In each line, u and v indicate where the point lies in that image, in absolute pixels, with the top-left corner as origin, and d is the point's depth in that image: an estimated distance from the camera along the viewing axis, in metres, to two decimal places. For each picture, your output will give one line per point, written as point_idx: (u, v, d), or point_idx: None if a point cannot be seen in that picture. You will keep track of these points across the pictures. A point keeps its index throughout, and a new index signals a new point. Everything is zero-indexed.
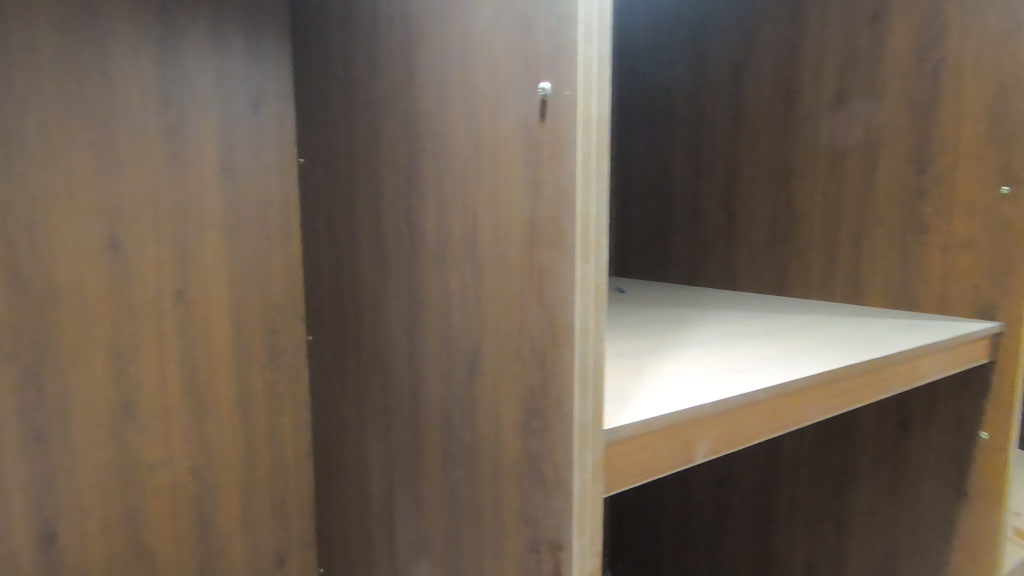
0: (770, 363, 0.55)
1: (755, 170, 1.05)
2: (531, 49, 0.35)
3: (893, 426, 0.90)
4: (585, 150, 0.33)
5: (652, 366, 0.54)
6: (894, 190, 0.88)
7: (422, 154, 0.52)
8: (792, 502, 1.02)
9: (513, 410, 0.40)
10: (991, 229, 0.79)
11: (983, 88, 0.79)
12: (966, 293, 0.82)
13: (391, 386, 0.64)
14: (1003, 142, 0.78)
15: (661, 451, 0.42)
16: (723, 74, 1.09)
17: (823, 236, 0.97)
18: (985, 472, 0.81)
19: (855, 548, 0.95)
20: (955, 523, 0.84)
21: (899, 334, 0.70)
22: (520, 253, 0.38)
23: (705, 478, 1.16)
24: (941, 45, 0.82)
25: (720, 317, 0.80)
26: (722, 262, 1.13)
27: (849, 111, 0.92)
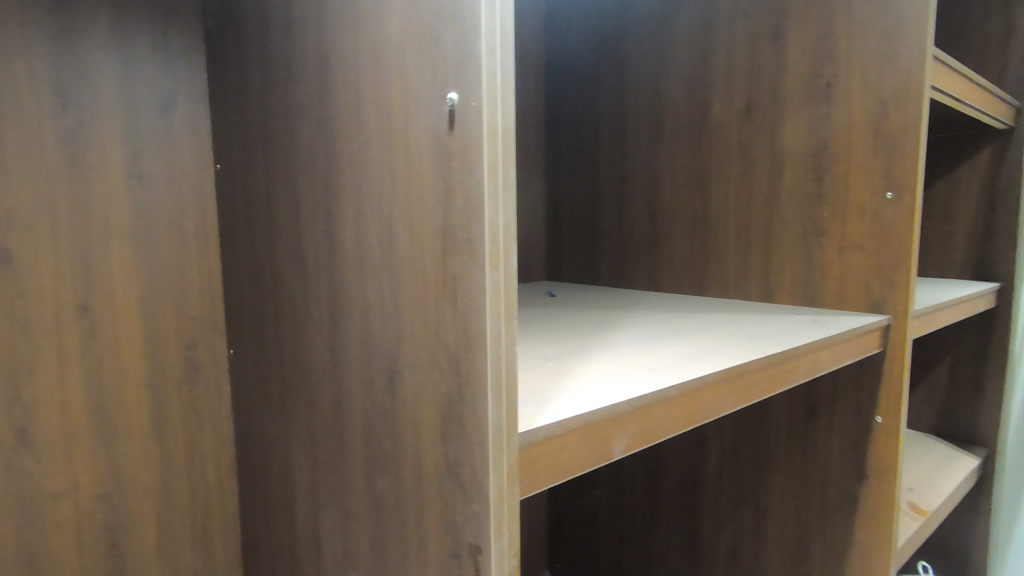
0: (684, 361, 0.59)
1: (675, 176, 1.11)
2: (439, 60, 0.36)
3: (802, 414, 0.97)
4: (492, 160, 0.33)
5: (574, 368, 0.56)
6: (797, 195, 0.95)
7: (339, 161, 0.51)
8: (716, 492, 1.08)
9: (432, 418, 0.40)
10: (878, 231, 0.87)
11: (867, 103, 0.87)
12: (859, 289, 0.89)
13: (314, 398, 0.62)
14: (886, 152, 0.86)
15: (579, 450, 0.43)
16: (643, 85, 1.14)
17: (736, 239, 1.03)
18: (880, 453, 0.89)
19: (772, 531, 1.01)
20: (856, 501, 0.92)
21: (801, 329, 0.75)
22: (434, 261, 0.38)
23: (636, 473, 1.20)
24: (832, 63, 0.90)
25: (643, 318, 0.83)
26: (648, 265, 1.18)
27: (756, 122, 0.98)
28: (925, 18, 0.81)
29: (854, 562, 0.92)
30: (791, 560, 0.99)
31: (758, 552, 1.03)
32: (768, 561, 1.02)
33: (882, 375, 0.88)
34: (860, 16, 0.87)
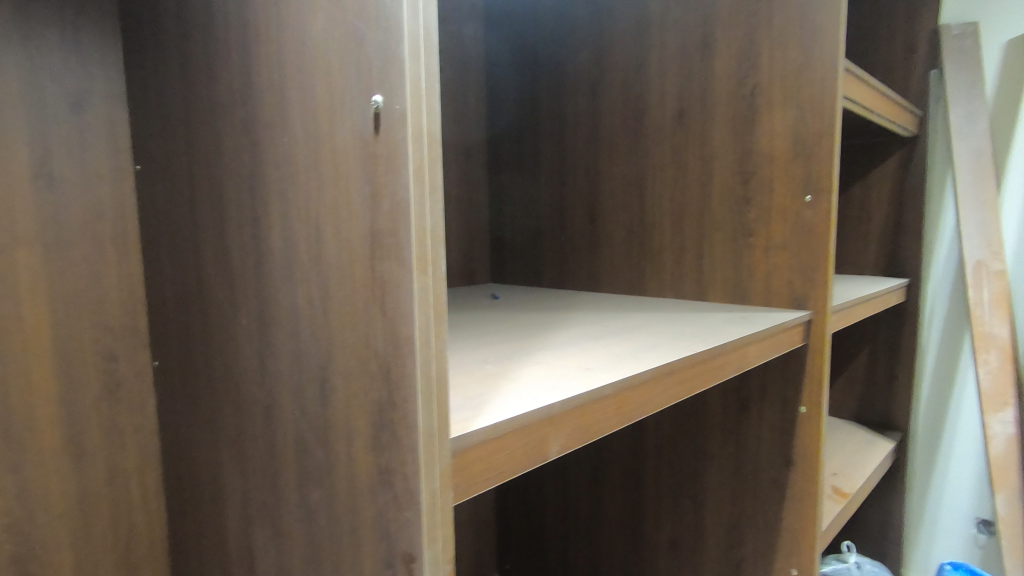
0: (619, 360, 0.60)
1: (613, 179, 1.13)
2: (363, 61, 0.35)
3: (734, 407, 1.02)
4: (418, 163, 0.33)
5: (512, 369, 0.57)
6: (726, 198, 0.99)
7: (264, 162, 0.49)
8: (656, 486, 1.11)
9: (364, 426, 0.40)
10: (799, 232, 0.92)
11: (787, 111, 0.92)
12: (783, 287, 0.94)
13: (244, 409, 0.59)
14: (805, 157, 0.91)
15: (515, 452, 0.43)
16: (581, 90, 1.16)
17: (672, 240, 1.06)
18: (805, 442, 0.94)
19: (709, 521, 1.05)
20: (784, 488, 0.97)
21: (731, 326, 0.79)
22: (362, 266, 0.38)
23: (581, 471, 1.22)
24: (755, 73, 0.95)
25: (583, 319, 0.85)
26: (588, 266, 1.20)
27: (688, 127, 1.02)
28: (836, 32, 0.87)
29: (784, 546, 0.97)
30: (726, 547, 1.04)
31: (696, 542, 1.07)
32: (706, 550, 1.06)
33: (805, 367, 0.94)
34: (779, 29, 0.92)
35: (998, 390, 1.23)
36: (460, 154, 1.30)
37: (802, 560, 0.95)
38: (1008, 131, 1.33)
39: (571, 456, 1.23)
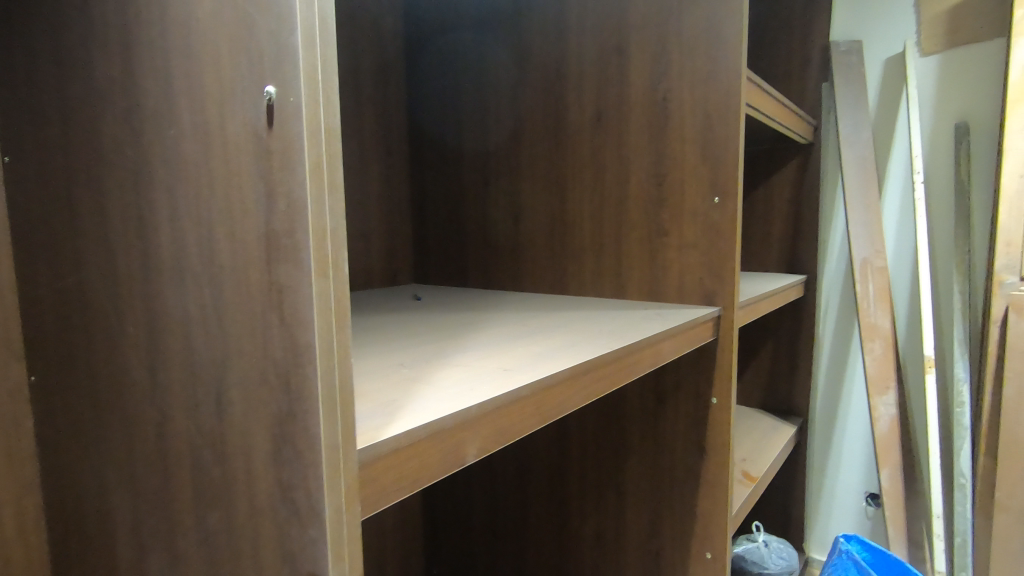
0: (536, 360, 0.60)
1: (535, 179, 1.14)
2: (254, 49, 0.33)
3: (652, 401, 1.06)
4: (315, 159, 0.31)
5: (429, 373, 0.55)
6: (642, 199, 1.03)
7: (149, 156, 0.45)
8: (580, 481, 1.14)
9: (264, 441, 0.37)
10: (708, 232, 0.97)
11: (696, 117, 0.97)
12: (695, 285, 0.99)
13: (133, 427, 0.54)
14: (713, 161, 0.96)
15: (429, 458, 0.42)
16: (503, 90, 1.16)
17: (591, 240, 1.09)
18: (716, 431, 0.99)
19: (630, 512, 1.09)
20: (697, 477, 1.01)
21: (646, 323, 0.81)
22: (257, 269, 0.35)
23: (508, 470, 1.23)
24: (667, 79, 0.98)
25: (505, 320, 0.85)
26: (512, 266, 1.20)
27: (605, 129, 1.05)
28: (739, 43, 0.92)
29: (698, 532, 1.02)
30: (647, 537, 1.07)
31: (619, 533, 1.10)
32: (627, 540, 1.09)
33: (715, 361, 0.99)
34: (687, 38, 0.96)
35: (881, 375, 1.35)
36: (381, 151, 1.27)
37: (715, 544, 1.00)
38: (887, 141, 1.47)
39: (497, 456, 1.24)
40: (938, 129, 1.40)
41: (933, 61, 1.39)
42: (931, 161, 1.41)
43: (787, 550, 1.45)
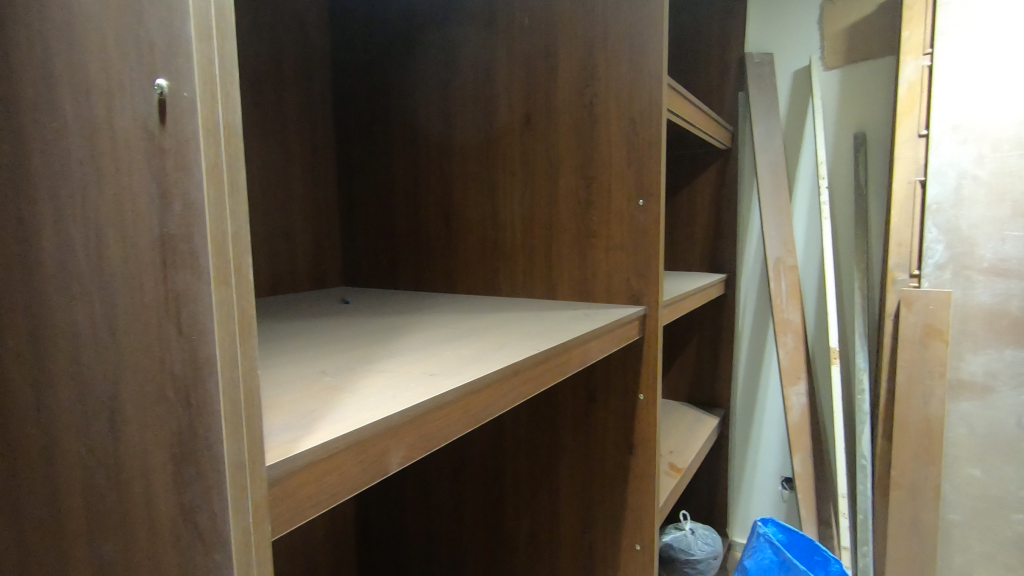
0: (464, 364, 0.60)
1: (466, 181, 1.13)
2: (144, 38, 0.30)
3: (582, 399, 1.08)
4: (212, 160, 0.29)
5: (351, 381, 0.54)
6: (571, 201, 1.04)
7: (28, 150, 0.41)
8: (514, 481, 1.14)
9: (164, 462, 0.34)
10: (634, 233, 1.00)
11: (621, 121, 0.99)
12: (622, 285, 1.02)
13: (15, 453, 0.48)
14: (637, 165, 0.99)
15: (350, 469, 0.41)
16: (433, 90, 1.15)
17: (522, 242, 1.09)
18: (643, 426, 1.02)
19: (563, 509, 1.10)
20: (626, 471, 1.04)
21: (574, 324, 0.83)
22: (153, 276, 0.32)
23: (442, 473, 1.22)
24: (593, 85, 1.01)
25: (434, 323, 0.84)
26: (443, 268, 1.19)
27: (535, 132, 1.06)
28: (660, 52, 0.96)
29: (628, 524, 1.05)
30: (579, 532, 1.09)
31: (552, 530, 1.12)
32: (561, 537, 1.11)
33: (641, 359, 1.02)
34: (612, 45, 0.99)
35: (793, 366, 1.45)
36: (306, 150, 1.22)
37: (643, 536, 1.03)
38: (796, 148, 1.57)
39: (431, 460, 1.22)
40: (840, 138, 1.51)
41: (835, 75, 1.51)
42: (834, 168, 1.53)
43: (712, 535, 1.52)
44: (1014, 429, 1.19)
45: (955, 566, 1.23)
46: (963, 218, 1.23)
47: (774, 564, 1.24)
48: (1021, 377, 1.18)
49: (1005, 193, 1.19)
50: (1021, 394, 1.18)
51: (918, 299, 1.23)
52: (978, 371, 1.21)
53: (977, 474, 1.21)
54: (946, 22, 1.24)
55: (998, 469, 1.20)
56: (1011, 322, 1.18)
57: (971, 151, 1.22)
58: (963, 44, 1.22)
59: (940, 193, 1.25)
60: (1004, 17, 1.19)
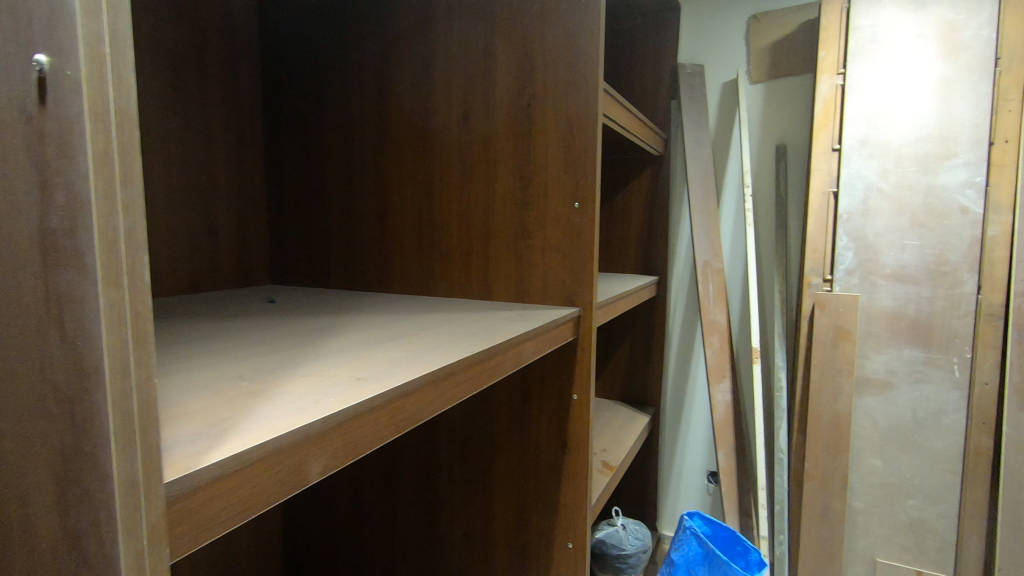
0: (393, 367, 0.58)
1: (402, 178, 1.11)
2: (18, 5, 0.26)
3: (518, 400, 1.08)
4: (101, 148, 0.26)
5: (271, 386, 0.51)
6: (508, 202, 1.04)
7: None
8: (448, 483, 1.13)
9: (45, 484, 0.30)
10: (569, 235, 1.01)
11: (558, 123, 1.00)
12: (557, 287, 1.03)
13: None
14: (573, 168, 1.00)
15: (263, 481, 0.39)
16: (368, 84, 1.11)
17: (459, 242, 1.08)
18: (576, 426, 1.03)
19: (497, 510, 1.10)
20: (559, 470, 1.05)
21: (508, 326, 0.83)
22: (28, 275, 0.29)
23: (375, 476, 1.19)
24: (531, 86, 1.01)
25: (365, 324, 0.81)
26: (378, 267, 1.16)
27: (473, 131, 1.05)
28: (596, 57, 0.97)
29: (561, 524, 1.06)
30: (513, 533, 1.09)
31: (486, 532, 1.11)
32: (495, 538, 1.11)
33: (575, 359, 1.03)
34: (550, 48, 0.99)
35: (719, 365, 1.51)
36: (231, 140, 1.15)
37: (575, 534, 1.04)
38: (724, 157, 1.65)
39: (365, 463, 1.19)
40: (763, 149, 1.59)
41: (760, 89, 1.59)
42: (758, 177, 1.61)
43: (642, 530, 1.56)
44: (910, 422, 1.29)
45: (858, 549, 1.32)
46: (869, 227, 1.32)
47: (699, 556, 1.28)
48: (917, 374, 1.28)
49: (905, 205, 1.30)
50: (916, 389, 1.28)
51: (829, 302, 1.32)
52: (880, 369, 1.31)
53: (879, 464, 1.31)
54: (857, 45, 1.33)
55: (896, 459, 1.30)
56: (908, 323, 1.29)
57: (876, 165, 1.32)
58: (871, 67, 1.32)
59: (849, 204, 1.34)
60: (906, 44, 1.29)
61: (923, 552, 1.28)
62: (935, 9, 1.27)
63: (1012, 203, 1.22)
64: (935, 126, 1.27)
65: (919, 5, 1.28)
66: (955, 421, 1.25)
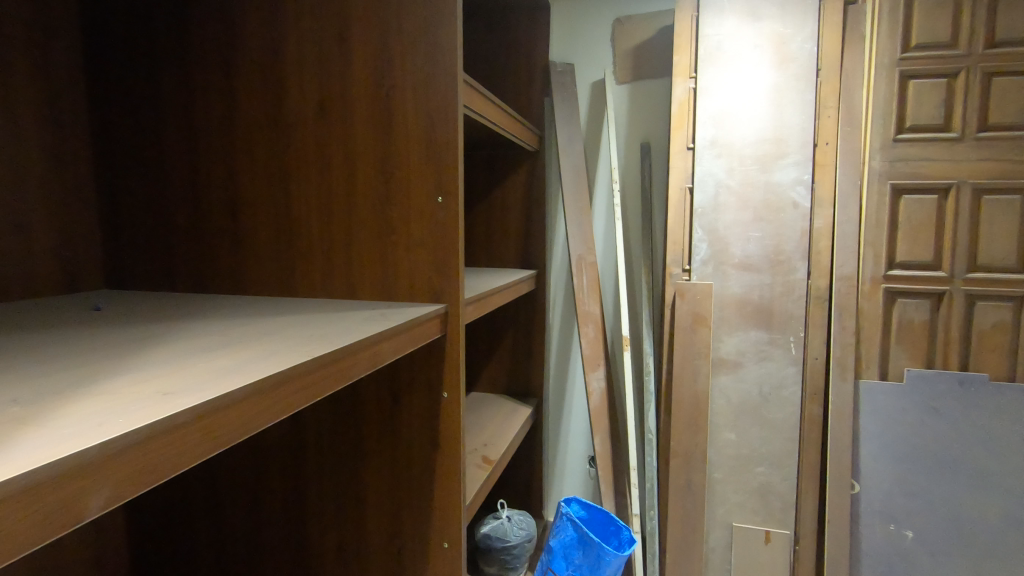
0: (215, 376, 0.53)
1: (254, 170, 1.02)
2: None
3: (388, 401, 1.04)
4: None
5: (50, 410, 0.43)
6: (369, 196, 1.00)
7: None
8: (318, 494, 1.07)
9: None
10: (433, 231, 0.99)
11: (419, 116, 0.97)
12: (423, 284, 1.00)
13: None
14: (435, 162, 0.98)
15: (18, 524, 0.33)
16: (213, 67, 1.01)
17: (319, 239, 1.02)
18: (447, 423, 1.02)
19: (371, 517, 1.06)
20: (432, 470, 1.03)
21: (364, 325, 0.79)
22: None
23: (238, 491, 1.10)
24: (389, 76, 0.97)
25: (202, 330, 0.73)
26: (231, 267, 1.06)
27: (329, 122, 0.99)
28: (454, 48, 0.96)
29: (435, 524, 1.04)
30: (387, 538, 1.05)
31: (359, 540, 1.07)
32: (369, 546, 1.06)
33: (445, 356, 1.02)
34: (408, 38, 0.96)
35: (593, 354, 1.58)
36: (46, 120, 0.98)
37: (450, 533, 1.03)
38: (594, 153, 1.71)
39: (226, 479, 1.10)
40: (629, 147, 1.68)
41: (625, 90, 1.67)
42: (625, 174, 1.69)
43: (526, 520, 1.58)
44: (757, 397, 1.42)
45: (716, 517, 1.43)
46: (720, 220, 1.44)
47: (574, 539, 1.33)
48: (762, 353, 1.41)
49: (748, 200, 1.42)
50: (761, 367, 1.42)
51: (688, 291, 1.44)
52: (732, 350, 1.43)
53: (732, 438, 1.43)
54: (705, 52, 1.44)
55: (746, 432, 1.42)
56: (754, 308, 1.42)
57: (724, 163, 1.44)
58: (718, 72, 1.43)
59: (702, 199, 1.45)
60: (745, 52, 1.42)
61: (770, 513, 1.40)
62: (768, 23, 1.41)
63: (832, 200, 1.39)
64: (771, 129, 1.41)
65: (755, 18, 1.42)
66: (792, 393, 1.40)
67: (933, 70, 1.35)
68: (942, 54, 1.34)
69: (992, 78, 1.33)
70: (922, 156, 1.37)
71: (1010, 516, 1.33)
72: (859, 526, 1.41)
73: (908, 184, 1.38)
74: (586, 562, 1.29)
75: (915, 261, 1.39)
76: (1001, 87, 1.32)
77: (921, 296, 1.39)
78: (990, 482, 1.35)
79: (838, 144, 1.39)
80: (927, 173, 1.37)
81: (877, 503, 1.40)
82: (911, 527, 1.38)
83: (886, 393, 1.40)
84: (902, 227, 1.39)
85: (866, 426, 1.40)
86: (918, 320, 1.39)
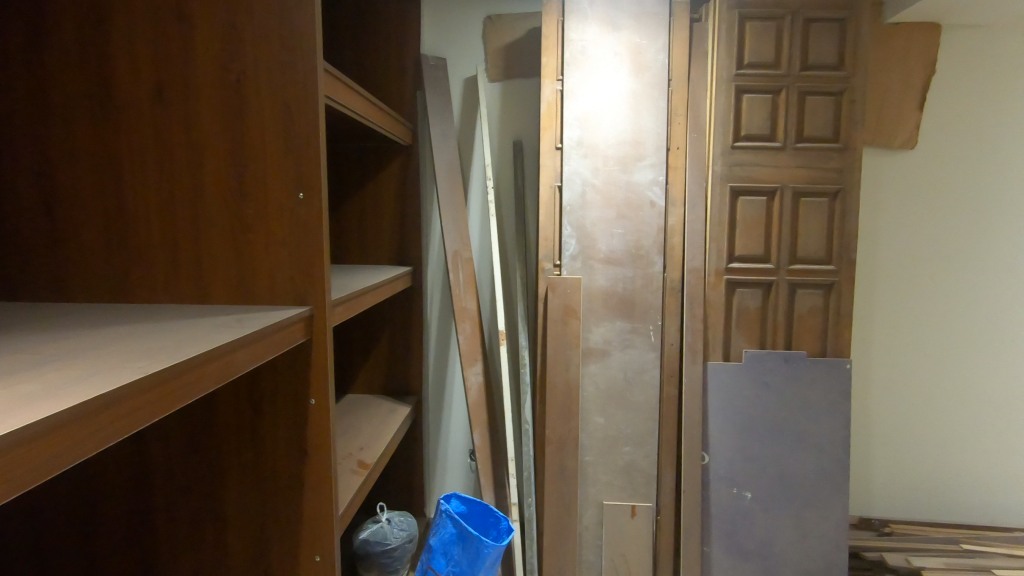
0: (18, 404, 0.45)
1: (73, 158, 0.88)
2: None
3: (248, 412, 0.96)
4: None
5: None
6: (219, 190, 0.91)
7: None
8: (169, 519, 0.97)
9: None
10: (295, 228, 0.93)
11: (275, 104, 0.91)
12: (285, 285, 0.94)
13: None
14: (295, 155, 0.92)
15: None
16: (13, 32, 0.84)
17: (160, 238, 0.91)
18: (317, 430, 0.97)
19: (232, 536, 0.98)
20: (301, 482, 0.97)
21: (214, 332, 0.72)
22: None
23: (70, 523, 0.96)
24: (240, 60, 0.89)
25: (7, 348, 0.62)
26: (47, 270, 0.91)
27: (168, 107, 0.88)
28: (312, 34, 0.90)
29: (306, 538, 0.98)
30: (252, 558, 0.98)
31: (220, 563, 0.98)
32: (230, 568, 0.98)
33: (311, 361, 0.96)
34: (261, 20, 0.89)
35: (470, 349, 1.59)
36: None
37: (322, 546, 0.98)
38: (468, 150, 1.72)
39: (53, 511, 0.95)
40: (502, 145, 1.71)
41: (497, 88, 1.69)
42: (499, 171, 1.72)
43: (406, 521, 1.56)
44: (623, 382, 1.52)
45: (588, 497, 1.52)
46: (586, 217, 1.52)
47: (453, 536, 1.33)
48: (625, 341, 1.52)
49: (611, 199, 1.52)
50: (626, 354, 1.52)
51: (559, 285, 1.50)
52: (599, 339, 1.52)
53: (601, 422, 1.52)
54: (571, 56, 1.50)
55: (613, 415, 1.52)
56: (617, 299, 1.52)
57: (589, 163, 1.52)
58: (582, 76, 1.51)
59: (570, 197, 1.52)
60: (606, 59, 1.51)
61: (635, 488, 1.52)
62: (626, 32, 1.51)
63: (683, 199, 1.53)
64: (630, 132, 1.51)
65: (614, 27, 1.51)
66: (652, 377, 1.53)
67: (761, 87, 1.53)
68: (767, 73, 1.53)
69: (805, 97, 1.54)
70: (753, 162, 1.55)
71: (824, 470, 1.57)
72: (709, 491, 1.57)
73: (743, 187, 1.55)
74: (464, 557, 1.31)
75: (750, 255, 1.57)
76: (812, 105, 1.54)
77: (754, 285, 1.58)
78: (807, 442, 1.57)
79: (687, 148, 1.53)
80: (758, 177, 1.55)
81: (723, 470, 1.57)
82: (750, 488, 1.57)
83: (729, 372, 1.57)
84: (739, 224, 1.57)
85: (713, 403, 1.57)
86: (752, 306, 1.59)
